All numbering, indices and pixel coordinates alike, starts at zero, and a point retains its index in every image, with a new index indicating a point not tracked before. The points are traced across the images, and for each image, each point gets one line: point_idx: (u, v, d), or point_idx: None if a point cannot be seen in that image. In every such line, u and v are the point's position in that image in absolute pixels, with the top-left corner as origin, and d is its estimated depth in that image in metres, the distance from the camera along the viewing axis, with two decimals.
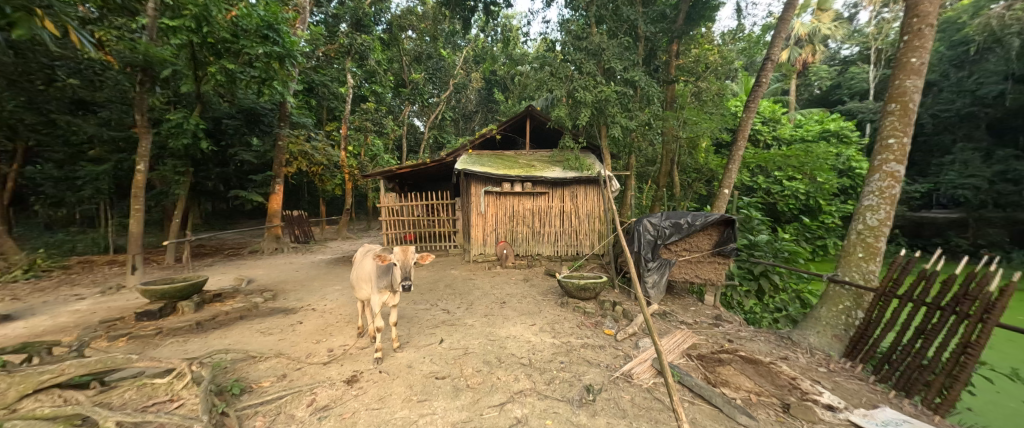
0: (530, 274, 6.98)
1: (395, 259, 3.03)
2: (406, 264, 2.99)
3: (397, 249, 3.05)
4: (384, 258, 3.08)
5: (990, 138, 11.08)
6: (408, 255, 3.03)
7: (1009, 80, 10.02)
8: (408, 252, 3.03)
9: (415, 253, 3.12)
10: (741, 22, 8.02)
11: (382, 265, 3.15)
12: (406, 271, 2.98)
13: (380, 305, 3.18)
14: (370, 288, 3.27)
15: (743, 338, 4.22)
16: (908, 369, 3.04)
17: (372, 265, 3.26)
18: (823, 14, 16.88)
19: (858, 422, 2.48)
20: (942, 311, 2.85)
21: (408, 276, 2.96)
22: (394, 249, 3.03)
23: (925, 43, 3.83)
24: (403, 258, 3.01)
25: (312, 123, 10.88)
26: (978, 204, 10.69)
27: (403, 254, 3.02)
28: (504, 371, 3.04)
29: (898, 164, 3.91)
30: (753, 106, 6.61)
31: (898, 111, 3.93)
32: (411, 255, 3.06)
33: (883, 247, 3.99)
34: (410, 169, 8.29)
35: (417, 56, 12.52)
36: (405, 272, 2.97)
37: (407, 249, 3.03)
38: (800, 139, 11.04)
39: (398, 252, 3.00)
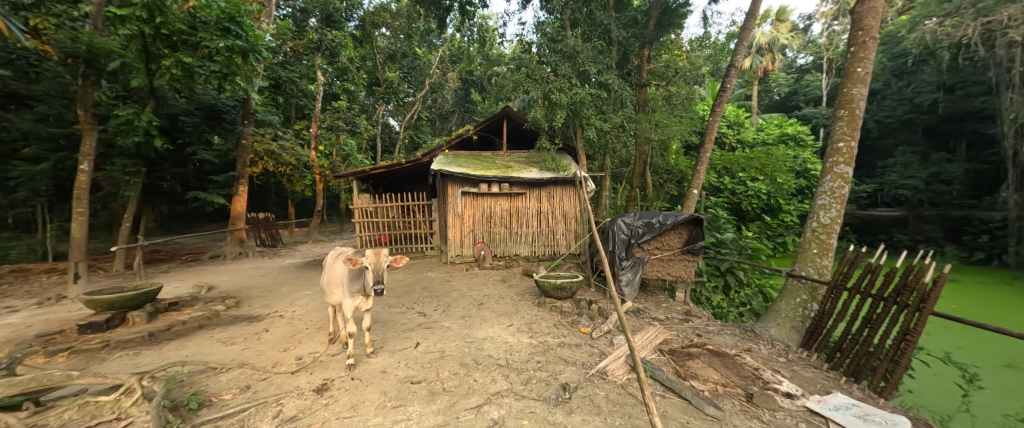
0: (508, 274, 6.99)
1: (367, 263, 2.94)
2: (378, 267, 2.92)
3: (369, 252, 2.96)
4: (355, 261, 2.99)
5: (925, 142, 12.14)
6: (380, 258, 2.95)
7: (941, 90, 11.02)
8: (381, 256, 2.95)
9: (388, 256, 3.06)
10: (708, 30, 8.38)
11: (354, 269, 3.06)
12: (379, 275, 2.91)
13: (352, 309, 3.08)
14: (341, 292, 3.17)
15: (711, 332, 4.41)
16: (856, 356, 3.28)
17: (344, 268, 3.16)
18: (782, 24, 17.93)
19: (813, 408, 2.65)
20: (885, 302, 3.09)
21: (381, 280, 2.89)
22: (365, 252, 2.94)
23: (869, 54, 4.15)
24: (375, 261, 2.93)
25: (279, 121, 10.40)
26: (917, 203, 11.86)
27: (375, 258, 2.94)
28: (482, 373, 3.03)
29: (847, 166, 4.20)
30: (719, 111, 6.93)
31: (846, 117, 4.24)
32: (384, 258, 2.98)
33: (835, 243, 4.28)
34: (385, 169, 8.08)
35: (392, 55, 12.27)
36: (378, 275, 2.90)
37: (380, 252, 2.96)
38: (762, 142, 11.65)
39: (370, 255, 2.93)
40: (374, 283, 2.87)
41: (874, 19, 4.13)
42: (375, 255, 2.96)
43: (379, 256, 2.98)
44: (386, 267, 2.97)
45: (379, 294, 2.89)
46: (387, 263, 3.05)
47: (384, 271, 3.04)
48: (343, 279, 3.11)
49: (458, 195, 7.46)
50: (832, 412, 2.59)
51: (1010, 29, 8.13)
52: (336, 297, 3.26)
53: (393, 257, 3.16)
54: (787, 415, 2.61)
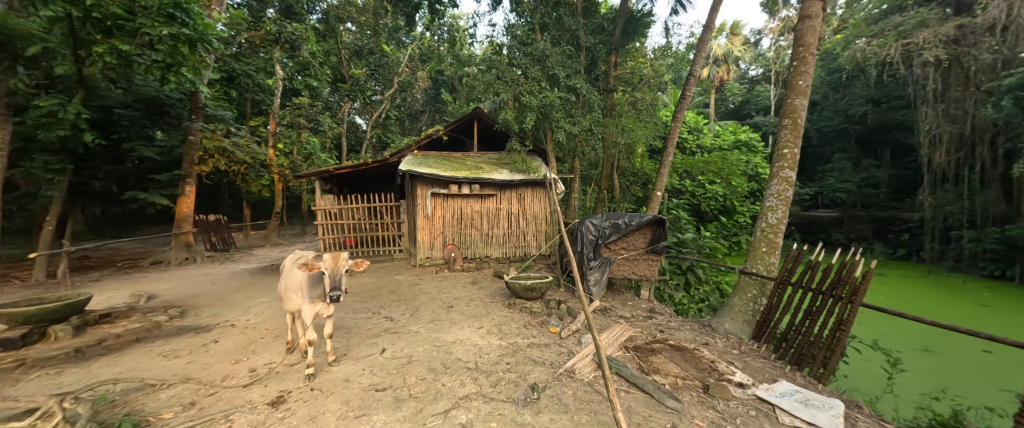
0: (478, 276, 6.95)
1: (324, 268, 2.82)
2: (336, 272, 2.79)
3: (326, 255, 2.84)
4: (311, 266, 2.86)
5: (858, 150, 13.42)
6: (339, 262, 2.84)
7: (869, 103, 12.24)
8: (338, 260, 2.83)
9: (347, 260, 2.94)
10: (669, 40, 8.80)
11: (310, 274, 2.93)
12: (336, 280, 2.79)
13: (312, 316, 2.93)
14: (301, 298, 3.02)
15: (672, 327, 4.62)
16: (799, 345, 3.56)
17: (302, 274, 3.00)
18: (735, 38, 19.20)
19: (762, 396, 2.84)
20: (823, 295, 3.38)
21: (339, 286, 2.78)
22: (323, 257, 2.81)
23: (809, 68, 4.53)
24: (333, 266, 2.81)
25: (232, 116, 9.72)
26: (851, 204, 13.10)
27: (332, 262, 2.82)
28: (451, 377, 2.99)
29: (791, 170, 4.55)
30: (680, 117, 7.28)
31: (790, 126, 4.61)
32: (343, 262, 2.87)
33: (780, 242, 4.63)
34: (350, 169, 7.79)
35: (358, 51, 11.85)
36: (335, 281, 2.78)
37: (338, 256, 2.84)
38: (719, 147, 12.39)
39: (327, 259, 2.80)
40: (331, 289, 2.76)
41: (814, 37, 4.52)
42: (332, 259, 2.83)
43: (337, 260, 2.86)
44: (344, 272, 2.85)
45: (336, 300, 2.78)
46: (346, 267, 2.94)
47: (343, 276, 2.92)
48: (301, 285, 2.97)
49: (428, 196, 7.33)
50: (779, 399, 2.78)
51: (924, 51, 9.19)
52: (294, 305, 3.10)
53: (353, 260, 3.05)
54: (739, 404, 2.78)
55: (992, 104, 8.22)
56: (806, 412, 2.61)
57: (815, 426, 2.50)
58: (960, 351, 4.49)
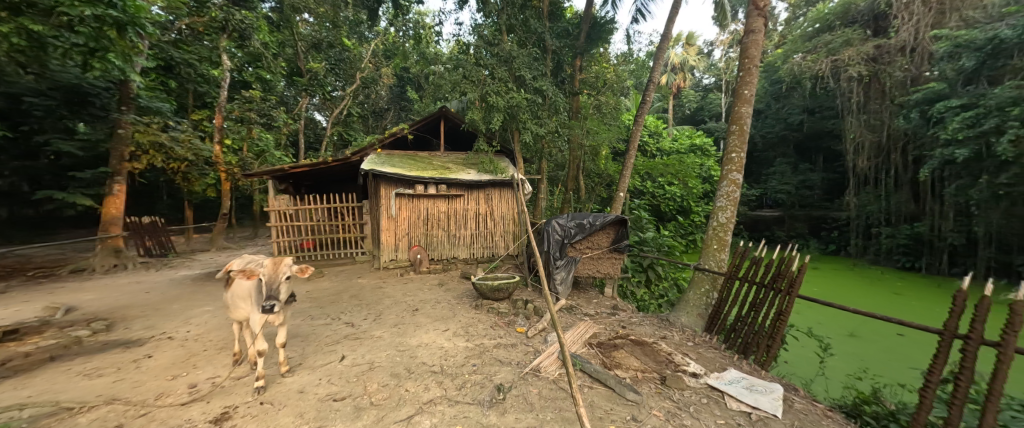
0: (445, 278, 6.86)
1: (262, 275, 2.65)
2: (273, 280, 2.61)
3: (266, 261, 2.69)
4: (251, 273, 2.70)
5: (796, 155, 14.71)
6: (279, 268, 2.67)
7: (805, 113, 13.47)
8: (279, 266, 2.67)
9: (290, 266, 2.77)
10: (631, 47, 9.17)
11: (250, 282, 2.76)
12: (274, 289, 2.60)
13: (259, 325, 2.73)
14: (246, 306, 2.85)
15: (634, 323, 4.81)
16: (745, 334, 3.84)
17: (243, 284, 2.83)
18: (690, 48, 20.42)
19: (712, 385, 3.03)
20: (766, 288, 3.67)
21: (276, 295, 2.60)
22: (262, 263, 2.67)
23: (753, 79, 4.90)
24: (272, 272, 2.64)
25: (171, 109, 8.88)
26: (791, 205, 14.35)
27: (272, 268, 2.65)
28: (414, 382, 2.91)
29: (739, 173, 4.90)
30: (641, 121, 7.60)
31: (738, 132, 4.96)
32: (285, 268, 2.70)
33: (729, 239, 4.97)
34: (307, 168, 7.37)
35: (315, 44, 11.18)
36: (272, 289, 2.60)
37: (279, 262, 2.68)
38: (676, 150, 13.09)
39: (266, 265, 2.65)
40: (266, 299, 2.57)
41: (757, 50, 4.90)
42: (273, 265, 2.67)
43: (278, 266, 2.70)
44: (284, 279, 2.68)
45: (272, 311, 2.55)
46: (289, 274, 2.76)
47: (285, 285, 2.73)
48: (244, 293, 2.81)
49: (392, 196, 7.10)
50: (727, 387, 2.99)
51: (850, 67, 10.26)
52: (240, 315, 2.92)
53: (298, 266, 2.88)
54: (692, 393, 2.95)
55: (904, 117, 9.34)
56: (750, 397, 2.82)
57: (757, 409, 2.71)
58: (879, 335, 5.04)
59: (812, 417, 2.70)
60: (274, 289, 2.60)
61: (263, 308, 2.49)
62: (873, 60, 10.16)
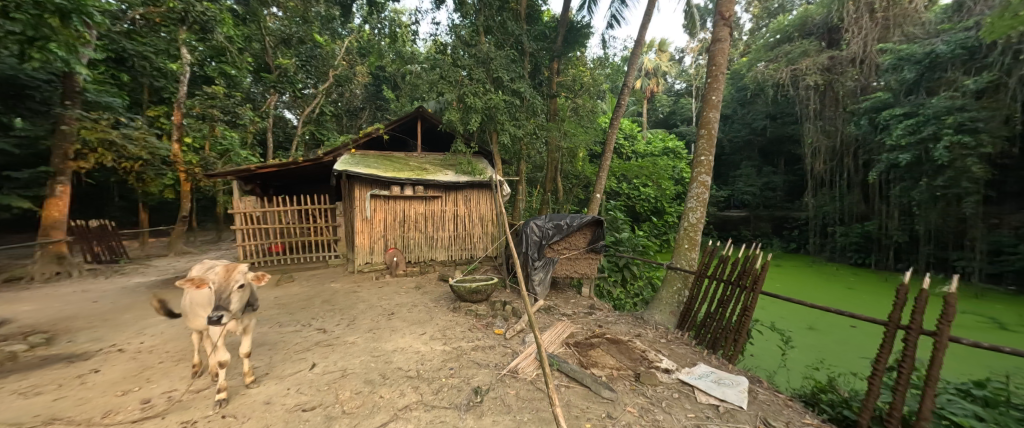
0: (422, 281, 6.75)
1: (213, 283, 2.48)
2: (223, 290, 2.43)
3: (218, 268, 2.52)
4: (202, 281, 2.53)
5: (760, 158, 15.48)
6: (232, 276, 2.49)
7: (768, 118, 14.21)
8: (231, 274, 2.50)
9: (245, 273, 2.60)
10: (606, 52, 9.38)
11: (207, 291, 2.63)
12: (222, 299, 2.42)
13: (218, 335, 2.58)
14: (205, 315, 2.70)
15: (610, 322, 4.92)
16: (714, 330, 4.00)
17: (198, 293, 2.67)
18: (662, 54, 21.12)
19: (684, 380, 3.13)
20: (732, 285, 3.83)
21: (225, 306, 2.41)
22: (213, 270, 2.51)
23: (719, 85, 5.13)
24: (222, 281, 2.47)
25: (124, 104, 8.29)
26: (756, 205, 15.09)
27: (224, 276, 2.48)
28: (389, 388, 2.85)
29: (708, 176, 5.11)
30: (617, 124, 7.77)
31: (706, 136, 5.17)
32: (238, 276, 2.52)
33: (699, 239, 5.17)
34: (275, 168, 7.06)
35: (285, 39, 10.64)
36: (222, 300, 2.42)
37: (231, 270, 2.51)
38: (650, 153, 13.48)
39: (218, 273, 2.48)
40: (215, 309, 2.38)
41: (724, 58, 5.12)
42: (225, 272, 2.50)
43: (232, 273, 2.52)
44: (237, 288, 2.50)
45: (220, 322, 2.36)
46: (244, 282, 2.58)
47: (239, 293, 2.55)
48: (200, 302, 2.67)
49: (367, 197, 6.93)
50: (697, 381, 3.10)
51: (807, 76, 10.93)
52: (201, 325, 2.79)
53: (254, 273, 2.70)
54: (664, 388, 3.04)
55: (855, 123, 10.04)
56: (718, 390, 2.94)
57: (725, 402, 2.83)
58: (835, 327, 5.39)
59: (774, 407, 2.84)
60: (224, 300, 2.42)
61: (209, 318, 2.31)
62: (827, 71, 10.88)
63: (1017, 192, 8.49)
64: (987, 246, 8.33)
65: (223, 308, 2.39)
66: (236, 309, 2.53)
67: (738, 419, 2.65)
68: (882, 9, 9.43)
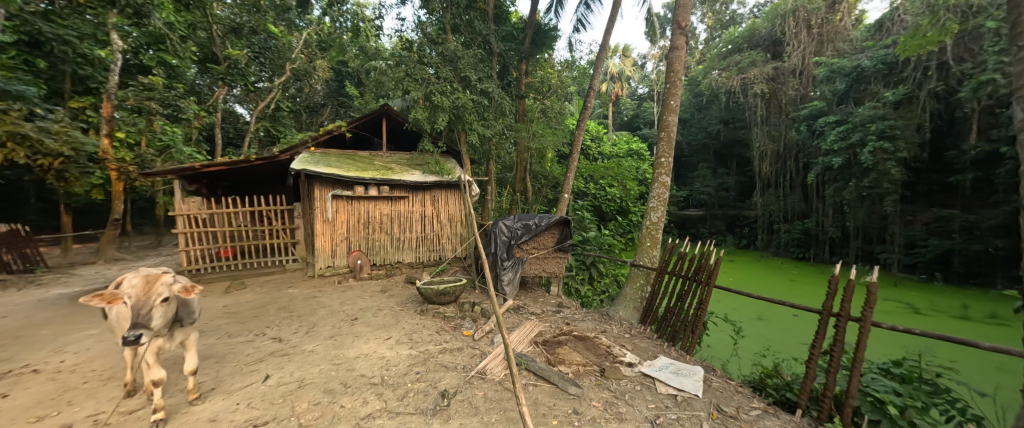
0: (388, 284, 6.55)
1: (129, 298, 2.25)
2: (142, 305, 2.21)
3: (136, 282, 2.30)
4: (116, 298, 2.29)
5: (716, 160, 16.46)
6: (152, 289, 2.27)
7: (722, 123, 15.15)
8: (151, 286, 2.28)
9: (169, 286, 2.38)
10: (573, 55, 9.59)
11: (123, 307, 2.37)
12: (141, 315, 2.19)
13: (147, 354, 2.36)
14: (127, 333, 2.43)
15: (577, 319, 5.03)
16: (674, 323, 4.20)
17: (118, 311, 2.42)
18: (626, 59, 21.92)
19: (646, 372, 3.26)
20: (690, 280, 4.04)
21: (145, 322, 2.18)
22: (130, 284, 2.28)
23: (677, 91, 5.40)
24: (140, 296, 2.24)
25: (41, 93, 7.35)
26: (712, 205, 16.04)
27: (142, 290, 2.26)
28: (350, 397, 2.73)
29: (668, 177, 5.36)
30: (583, 126, 7.96)
31: (666, 139, 5.42)
32: (160, 289, 2.31)
33: (660, 237, 5.41)
34: (223, 167, 6.55)
35: (234, 29, 9.79)
36: (140, 316, 2.19)
37: (152, 282, 2.30)
38: (616, 154, 13.93)
39: (135, 286, 2.26)
40: (131, 328, 2.14)
41: (681, 66, 5.40)
42: (144, 285, 2.28)
43: (152, 286, 2.31)
44: (159, 302, 2.28)
45: (137, 342, 2.10)
46: (168, 295, 2.36)
47: (163, 308, 2.34)
48: (119, 318, 2.41)
49: (328, 198, 6.62)
50: (657, 373, 3.25)
51: (755, 85, 11.79)
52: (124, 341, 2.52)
53: (183, 286, 2.48)
54: (628, 381, 3.15)
55: (796, 129, 10.95)
56: (677, 381, 3.10)
57: (683, 391, 2.98)
58: (781, 316, 5.83)
59: (727, 393, 3.03)
60: (143, 316, 2.19)
61: (123, 338, 2.07)
62: (772, 80, 11.79)
63: (927, 192, 9.62)
64: (905, 240, 9.38)
65: (142, 326, 2.16)
66: (160, 325, 2.31)
67: (694, 406, 2.80)
68: (817, 26, 10.38)
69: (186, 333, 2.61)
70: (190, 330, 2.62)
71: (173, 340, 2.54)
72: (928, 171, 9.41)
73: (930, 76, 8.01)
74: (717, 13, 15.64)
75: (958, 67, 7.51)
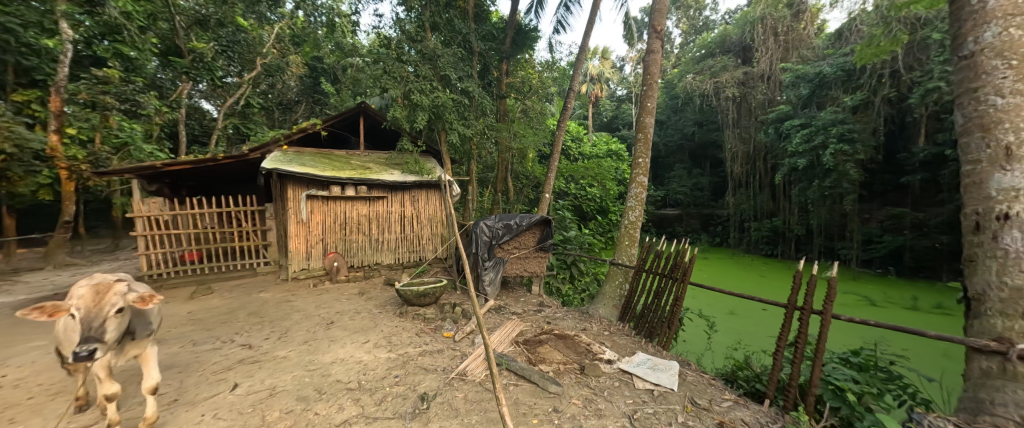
0: (366, 287, 6.41)
1: (76, 310, 2.10)
2: (94, 317, 2.07)
3: (84, 292, 2.15)
4: (60, 310, 2.13)
5: (691, 161, 16.98)
6: (104, 300, 2.14)
7: (696, 125, 15.66)
8: (102, 297, 2.14)
9: (123, 296, 2.24)
10: (553, 56, 9.66)
11: (69, 320, 2.20)
12: (94, 328, 2.05)
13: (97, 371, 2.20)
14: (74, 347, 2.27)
15: (558, 318, 5.07)
16: (651, 319, 4.31)
17: (64, 324, 2.26)
18: (605, 61, 22.31)
19: (625, 369, 3.32)
20: (666, 277, 4.15)
21: (98, 336, 2.04)
22: (77, 294, 2.13)
23: (654, 93, 5.54)
24: (90, 307, 2.10)
25: None
26: (687, 204, 16.55)
27: (92, 301, 2.12)
28: (326, 404, 2.65)
29: (645, 177, 5.49)
30: (564, 127, 8.05)
31: (643, 140, 5.55)
32: (113, 299, 2.17)
33: (638, 236, 5.53)
34: (188, 166, 6.22)
35: (200, 20, 8.92)
36: (93, 328, 2.05)
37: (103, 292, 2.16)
38: (595, 155, 14.14)
39: (84, 297, 2.11)
40: (82, 342, 2.00)
41: (657, 69, 5.54)
42: (93, 296, 2.14)
43: (104, 297, 2.17)
44: (112, 313, 2.14)
45: (89, 357, 1.97)
46: (121, 306, 2.22)
47: (117, 320, 2.20)
48: (65, 331, 2.24)
49: (302, 198, 6.41)
50: (636, 369, 3.31)
51: (727, 89, 12.27)
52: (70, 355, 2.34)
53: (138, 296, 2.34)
54: (607, 378, 3.21)
55: (764, 132, 11.47)
56: (654, 376, 3.18)
57: (659, 386, 3.06)
58: (752, 311, 6.08)
59: (700, 386, 3.14)
60: (97, 328, 2.05)
61: (74, 354, 1.93)
62: (742, 84, 12.30)
63: (882, 191, 10.27)
64: (863, 237, 9.98)
65: (95, 339, 2.03)
66: (114, 338, 2.17)
67: (669, 400, 2.88)
68: (783, 33, 10.90)
69: (141, 346, 2.45)
70: (146, 342, 2.47)
71: (127, 353, 2.38)
72: (882, 172, 10.05)
73: (884, 83, 8.56)
74: (691, 19, 16.20)
75: (908, 75, 8.07)
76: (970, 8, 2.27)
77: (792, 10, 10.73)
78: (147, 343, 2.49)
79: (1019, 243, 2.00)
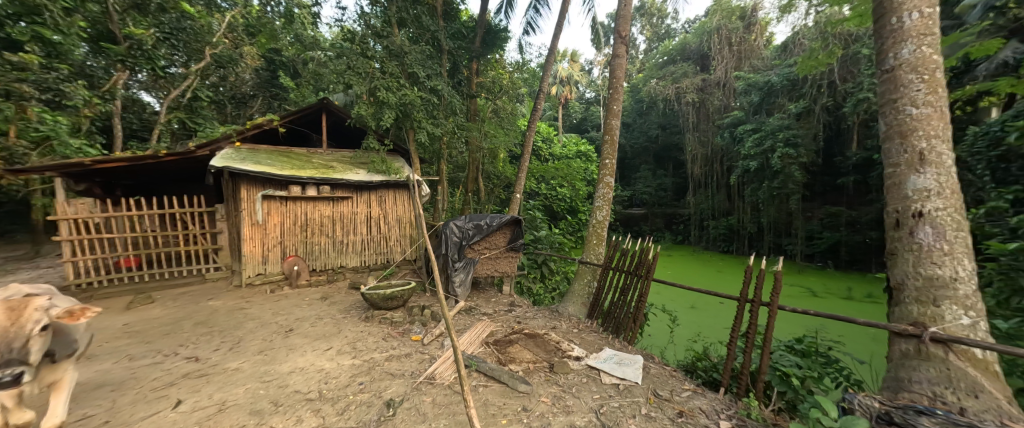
0: (329, 291, 6.14)
1: None
2: (14, 337, 1.85)
3: None
4: None
5: (655, 163, 17.69)
6: (23, 318, 1.89)
7: (660, 128, 16.33)
8: (20, 314, 1.89)
9: (47, 312, 2.00)
10: (524, 57, 9.72)
11: None
12: (14, 350, 1.84)
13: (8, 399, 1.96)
14: None
15: (528, 317, 5.11)
16: (618, 316, 4.44)
17: None
18: (574, 64, 22.71)
19: (592, 365, 3.40)
20: (631, 274, 4.30)
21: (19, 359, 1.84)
22: None
23: (619, 96, 5.72)
24: (6, 328, 1.85)
25: None
26: (652, 204, 17.23)
27: (7, 319, 1.86)
28: (282, 416, 2.52)
29: (612, 178, 5.66)
30: (534, 127, 8.11)
31: (610, 142, 5.71)
32: (36, 316, 1.93)
33: (605, 235, 5.68)
34: (124, 163, 5.65)
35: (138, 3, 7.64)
36: (13, 351, 1.84)
37: (21, 309, 1.90)
38: (566, 156, 14.37)
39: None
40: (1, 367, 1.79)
41: (622, 74, 5.72)
42: (8, 314, 1.88)
43: (22, 314, 1.91)
44: (37, 332, 1.92)
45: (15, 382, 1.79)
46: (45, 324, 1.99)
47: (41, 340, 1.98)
48: None
49: (258, 199, 6.03)
50: (602, 364, 3.41)
51: (687, 94, 12.90)
52: None
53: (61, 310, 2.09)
54: (575, 375, 3.27)
55: (720, 135, 12.19)
56: (620, 370, 3.28)
57: (625, 380, 3.17)
58: (710, 304, 6.43)
59: (663, 378, 3.27)
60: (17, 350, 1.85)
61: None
62: (701, 90, 13.00)
63: (823, 192, 11.21)
64: (806, 234, 10.84)
65: (18, 363, 1.83)
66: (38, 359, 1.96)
67: (634, 393, 2.99)
68: (736, 44, 11.61)
69: (60, 368, 2.21)
70: (66, 363, 2.23)
71: (43, 378, 2.14)
72: (822, 174, 10.97)
73: (822, 92, 9.38)
74: (654, 26, 16.91)
75: (843, 86, 8.89)
76: (890, 27, 2.53)
77: (744, 22, 11.46)
78: (67, 365, 2.25)
79: (929, 238, 2.27)
